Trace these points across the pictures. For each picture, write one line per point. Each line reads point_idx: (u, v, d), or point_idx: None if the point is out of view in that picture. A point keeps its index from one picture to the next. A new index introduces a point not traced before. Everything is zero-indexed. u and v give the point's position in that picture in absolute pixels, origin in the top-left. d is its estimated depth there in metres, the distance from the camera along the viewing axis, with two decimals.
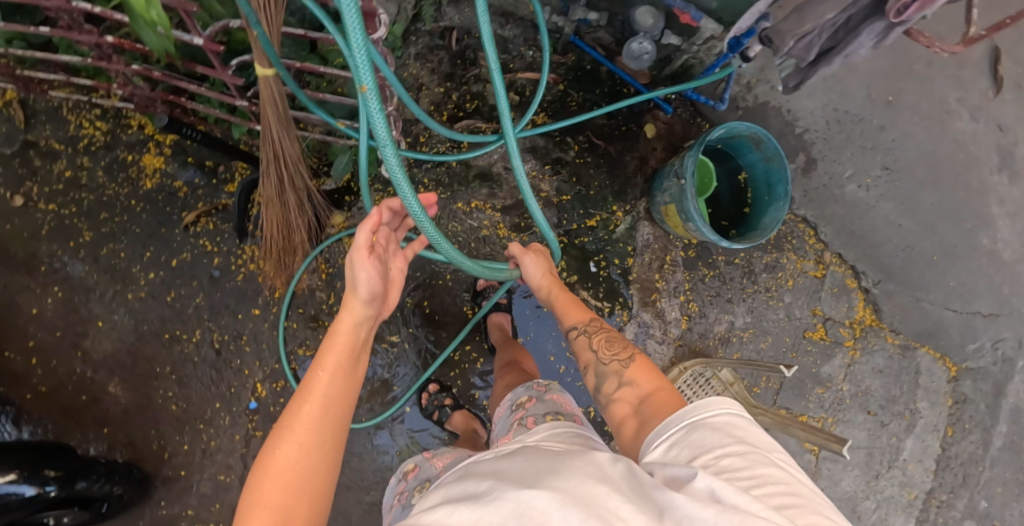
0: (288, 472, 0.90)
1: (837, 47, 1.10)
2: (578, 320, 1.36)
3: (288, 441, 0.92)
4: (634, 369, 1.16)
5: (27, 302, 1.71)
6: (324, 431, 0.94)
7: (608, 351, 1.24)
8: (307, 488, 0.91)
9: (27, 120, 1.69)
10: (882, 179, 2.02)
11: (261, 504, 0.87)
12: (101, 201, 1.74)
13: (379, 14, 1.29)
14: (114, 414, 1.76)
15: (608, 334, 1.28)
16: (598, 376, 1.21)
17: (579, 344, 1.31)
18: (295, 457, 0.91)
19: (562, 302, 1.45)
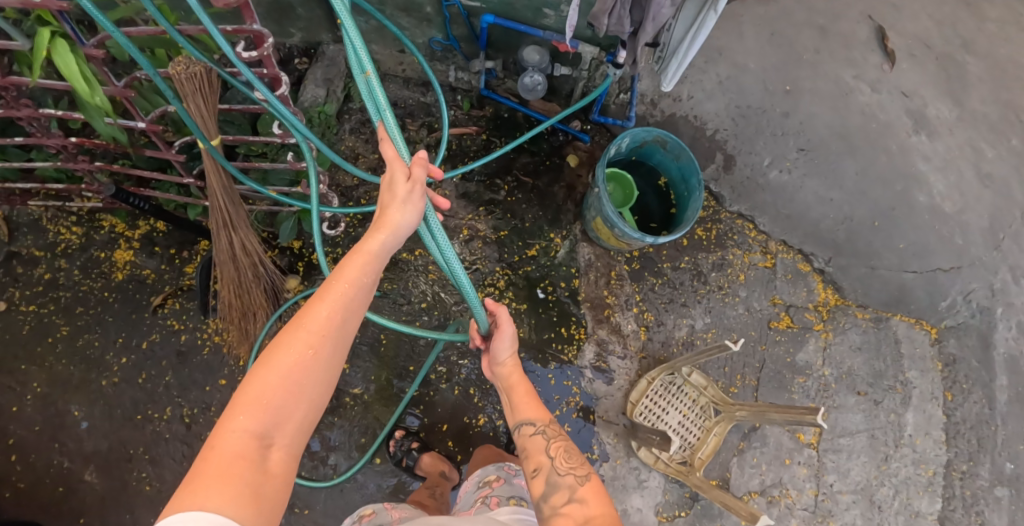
0: (291, 376, 0.87)
1: (644, 15, 1.12)
2: (534, 417, 1.22)
3: (300, 345, 0.88)
4: (587, 487, 1.06)
5: (8, 401, 1.83)
6: (336, 338, 0.91)
7: (565, 460, 1.12)
8: (306, 395, 0.89)
9: (11, 232, 1.92)
10: (801, 160, 1.98)
11: (256, 403, 0.85)
12: (77, 296, 1.91)
13: (282, 79, 1.40)
14: (91, 502, 1.77)
15: (559, 445, 1.16)
16: (547, 484, 1.10)
17: (532, 445, 1.18)
18: (306, 362, 0.88)
19: (518, 396, 1.26)
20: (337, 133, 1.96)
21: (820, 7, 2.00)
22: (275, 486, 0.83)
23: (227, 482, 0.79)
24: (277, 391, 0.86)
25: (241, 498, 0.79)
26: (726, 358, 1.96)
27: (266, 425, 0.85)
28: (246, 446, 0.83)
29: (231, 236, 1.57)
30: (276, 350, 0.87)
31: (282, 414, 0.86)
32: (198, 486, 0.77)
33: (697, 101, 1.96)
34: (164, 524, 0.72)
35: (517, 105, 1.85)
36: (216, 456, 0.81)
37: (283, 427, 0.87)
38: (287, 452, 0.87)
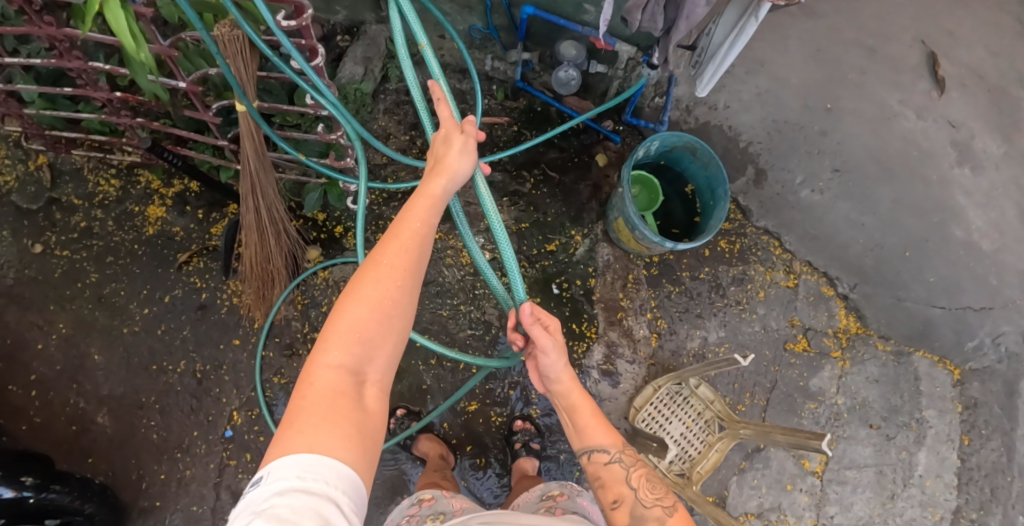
0: (376, 311, 0.90)
1: (678, 13, 1.09)
2: (607, 443, 1.12)
3: (384, 279, 0.91)
4: (676, 519, 1.04)
5: (34, 339, 1.90)
6: (415, 274, 0.95)
7: (649, 492, 1.08)
8: (392, 329, 0.91)
9: (53, 180, 2.01)
10: (834, 182, 1.94)
11: (347, 339, 0.88)
12: (108, 246, 1.98)
13: (318, 52, 1.41)
14: (101, 443, 1.83)
15: (641, 475, 1.11)
16: (635, 519, 1.06)
17: (610, 474, 1.09)
18: (391, 297, 0.91)
19: (584, 418, 1.14)
20: (370, 112, 1.96)
21: (873, 27, 1.92)
22: (373, 420, 0.86)
23: (329, 418, 0.81)
24: (364, 327, 0.89)
25: (346, 430, 0.81)
26: (737, 375, 1.92)
27: (356, 360, 0.88)
28: (341, 381, 0.86)
29: (258, 200, 1.58)
30: (357, 287, 0.90)
31: (369, 349, 0.89)
32: (305, 422, 0.80)
33: (733, 111, 1.93)
34: (287, 459, 0.75)
35: (550, 99, 1.83)
36: (315, 394, 0.84)
37: (372, 362, 0.89)
38: (379, 387, 0.89)
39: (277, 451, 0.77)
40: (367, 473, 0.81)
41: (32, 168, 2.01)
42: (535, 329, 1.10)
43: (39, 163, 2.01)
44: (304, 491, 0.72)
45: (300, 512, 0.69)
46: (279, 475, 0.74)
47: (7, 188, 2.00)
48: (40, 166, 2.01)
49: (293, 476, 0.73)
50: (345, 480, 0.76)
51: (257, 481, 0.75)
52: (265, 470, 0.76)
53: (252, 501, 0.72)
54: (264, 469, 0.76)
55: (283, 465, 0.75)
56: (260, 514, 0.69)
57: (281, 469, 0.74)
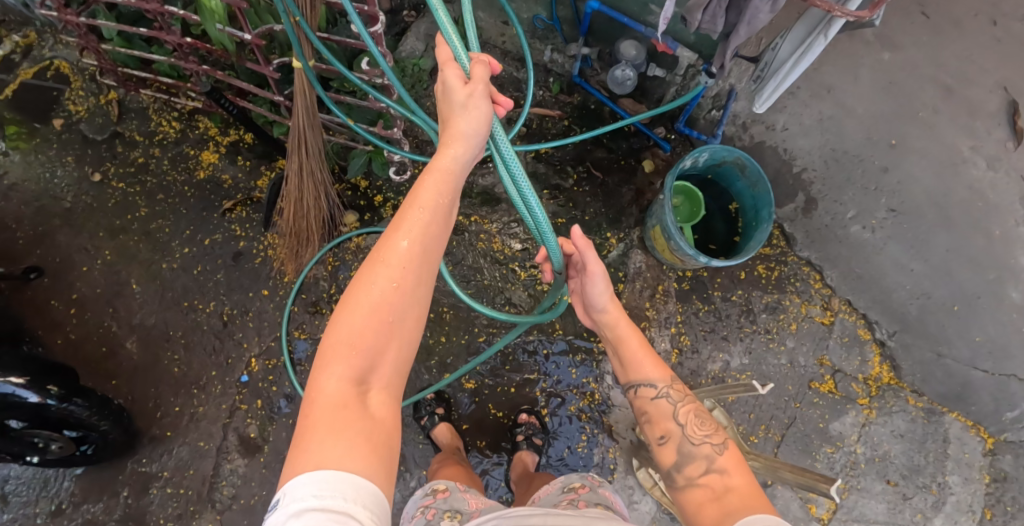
0: (378, 315, 0.91)
1: (740, 17, 1.04)
2: (656, 377, 1.20)
3: (386, 283, 0.92)
4: (726, 457, 1.07)
5: (81, 261, 2.01)
6: (419, 272, 0.95)
7: (697, 428, 1.14)
8: (397, 330, 0.93)
9: (119, 115, 2.13)
10: (889, 222, 1.84)
11: (350, 349, 0.89)
12: (160, 184, 2.06)
13: (380, 18, 1.40)
14: (125, 368, 1.91)
15: (689, 410, 1.17)
16: (681, 452, 1.11)
17: (656, 408, 1.18)
18: (393, 298, 0.92)
19: (632, 356, 1.23)
20: (426, 88, 1.94)
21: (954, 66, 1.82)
22: (386, 427, 0.88)
23: (337, 430, 0.84)
24: (365, 333, 0.90)
25: (354, 439, 0.83)
26: (754, 404, 1.86)
27: (361, 369, 0.90)
28: (348, 390, 0.88)
29: (303, 157, 1.60)
30: (356, 293, 0.92)
31: (374, 354, 0.91)
32: (314, 438, 0.83)
33: (791, 134, 1.86)
34: (299, 479, 0.78)
35: (604, 98, 1.79)
36: (321, 407, 0.87)
37: (378, 368, 0.91)
38: (387, 391, 0.92)
39: (292, 470, 0.81)
40: (382, 477, 0.83)
41: (104, 102, 2.15)
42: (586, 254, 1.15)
43: (110, 98, 2.15)
44: (322, 511, 0.75)
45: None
46: (295, 496, 0.77)
47: (78, 118, 2.15)
48: (110, 101, 2.14)
49: (310, 497, 0.76)
50: (362, 492, 0.79)
51: (276, 503, 0.78)
52: (282, 491, 0.79)
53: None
54: (281, 489, 0.79)
55: (299, 486, 0.78)
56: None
57: (296, 492, 0.77)
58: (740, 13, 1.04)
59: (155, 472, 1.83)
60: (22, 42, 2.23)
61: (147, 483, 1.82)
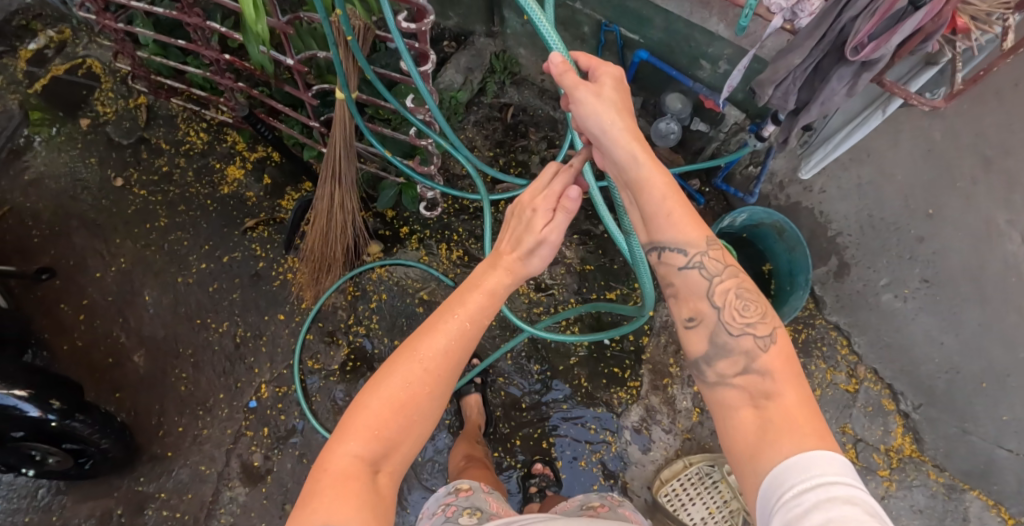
0: (403, 405, 0.86)
1: (812, 97, 1.06)
2: (684, 242, 0.90)
3: (417, 375, 0.87)
4: (773, 354, 0.83)
5: (95, 266, 1.98)
6: (451, 373, 0.90)
7: (739, 314, 0.87)
8: (417, 427, 0.88)
9: (147, 120, 2.12)
10: (921, 292, 1.77)
11: (370, 430, 0.84)
12: (183, 195, 2.03)
13: (430, 56, 1.36)
14: (130, 380, 1.86)
15: (729, 288, 0.89)
16: (711, 347, 0.87)
17: (686, 284, 0.91)
18: (420, 399, 0.87)
19: (654, 204, 0.90)
20: (461, 121, 1.89)
21: None
22: (387, 514, 0.83)
23: (343, 503, 0.79)
24: (388, 420, 0.85)
25: (357, 523, 0.78)
26: None
27: (375, 453, 0.84)
28: (357, 471, 0.82)
29: (335, 188, 1.58)
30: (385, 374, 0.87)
31: (392, 443, 0.86)
32: (321, 504, 0.78)
33: (828, 197, 1.86)
34: None
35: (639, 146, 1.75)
36: (327, 479, 0.81)
37: (392, 455, 0.86)
38: (394, 475, 0.86)
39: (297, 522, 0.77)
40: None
41: (133, 106, 2.14)
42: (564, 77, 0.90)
43: (139, 102, 2.14)
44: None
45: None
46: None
47: (105, 119, 2.15)
48: (139, 105, 2.13)
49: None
50: None
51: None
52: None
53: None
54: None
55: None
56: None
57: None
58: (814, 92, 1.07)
59: (152, 492, 1.76)
60: (56, 37, 2.31)
61: (141, 503, 1.75)
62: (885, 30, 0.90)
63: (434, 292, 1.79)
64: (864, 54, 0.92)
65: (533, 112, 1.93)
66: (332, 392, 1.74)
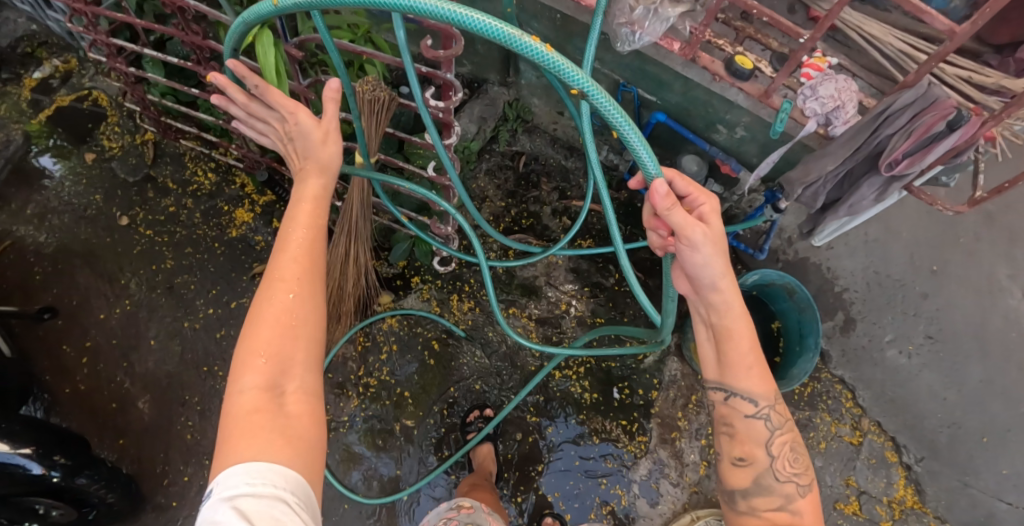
0: (281, 324, 0.89)
1: (843, 198, 1.32)
2: (756, 393, 1.05)
3: (280, 289, 0.91)
4: (808, 501, 1.02)
5: (99, 307, 1.95)
6: (311, 277, 0.94)
7: (789, 465, 1.05)
8: (306, 336, 0.90)
9: (154, 158, 2.11)
10: (925, 348, 1.83)
11: (255, 356, 0.87)
12: (190, 237, 2.01)
13: (454, 126, 1.31)
14: (134, 427, 1.83)
15: (784, 440, 1.06)
16: (756, 485, 1.04)
17: (747, 429, 1.07)
18: (293, 307, 0.90)
19: (737, 355, 1.04)
20: (472, 169, 1.89)
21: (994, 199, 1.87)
22: (302, 429, 0.85)
23: (253, 436, 0.81)
24: (273, 341, 0.88)
25: (269, 439, 0.81)
26: None
27: (274, 375, 0.86)
28: (261, 397, 0.84)
29: (350, 244, 1.55)
30: (258, 306, 0.90)
31: (286, 361, 0.88)
32: (234, 443, 0.81)
33: (835, 254, 1.89)
34: (219, 480, 0.77)
35: None
36: (234, 418, 0.83)
37: (291, 373, 0.87)
38: (304, 388, 0.88)
39: (219, 469, 0.79)
40: (306, 475, 0.82)
41: (140, 143, 2.12)
42: (672, 214, 0.94)
43: (146, 138, 2.13)
44: (252, 499, 0.74)
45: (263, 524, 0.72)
46: (227, 487, 0.76)
47: (111, 154, 2.13)
48: (146, 142, 2.12)
49: (239, 486, 0.75)
50: (288, 481, 0.78)
51: (208, 493, 0.77)
52: (214, 483, 0.77)
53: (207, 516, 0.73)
54: (213, 482, 0.78)
55: (229, 476, 0.77)
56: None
57: (228, 482, 0.76)
58: (845, 193, 1.32)
59: None
60: (62, 67, 2.28)
61: None
62: (918, 150, 1.16)
63: (445, 341, 1.82)
64: (898, 170, 1.18)
65: (545, 161, 1.95)
66: (341, 444, 1.73)
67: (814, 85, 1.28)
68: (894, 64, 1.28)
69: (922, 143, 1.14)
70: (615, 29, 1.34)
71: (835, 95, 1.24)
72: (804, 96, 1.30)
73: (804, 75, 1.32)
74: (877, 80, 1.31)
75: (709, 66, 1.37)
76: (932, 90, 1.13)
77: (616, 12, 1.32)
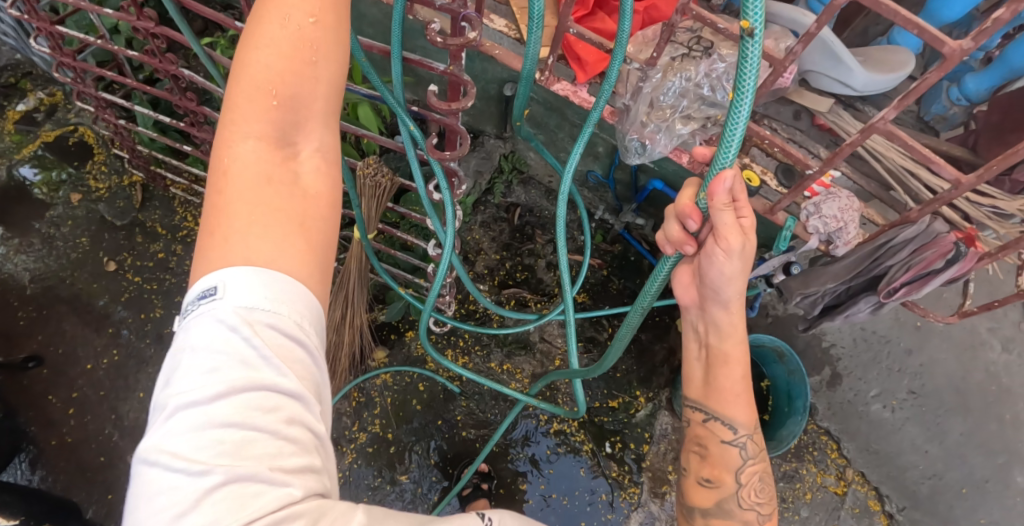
0: (294, 58, 0.66)
1: (840, 308, 1.42)
2: (738, 422, 1.01)
3: (292, 12, 0.66)
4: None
5: (86, 357, 1.92)
6: (335, 11, 0.69)
7: (754, 493, 1.01)
8: (322, 84, 0.69)
9: (142, 201, 2.08)
10: (908, 403, 1.88)
11: (264, 98, 0.66)
12: (180, 285, 2.00)
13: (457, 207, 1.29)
14: (122, 482, 1.80)
15: (755, 471, 1.02)
16: (719, 509, 1.01)
17: (721, 454, 1.03)
18: (311, 43, 0.67)
19: (727, 381, 1.00)
20: (468, 222, 1.89)
21: None
22: (321, 203, 0.69)
23: (261, 213, 0.64)
24: (286, 79, 0.67)
25: (281, 219, 0.64)
26: None
27: (281, 129, 0.67)
28: (270, 158, 0.67)
29: (345, 308, 1.53)
30: (264, 25, 0.67)
31: (299, 113, 0.68)
32: (235, 214, 0.63)
33: None
34: (225, 261, 0.62)
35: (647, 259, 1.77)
36: (234, 178, 0.65)
37: (304, 130, 0.69)
38: (323, 153, 0.71)
39: (219, 247, 0.63)
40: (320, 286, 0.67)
41: (127, 185, 2.09)
42: (726, 218, 0.78)
43: (134, 180, 2.10)
44: (274, 328, 0.61)
45: (288, 364, 0.61)
46: (237, 296, 0.60)
47: (98, 196, 2.09)
48: (134, 184, 2.09)
49: (259, 301, 0.60)
50: (304, 301, 0.64)
51: (209, 294, 0.61)
52: (220, 280, 0.61)
53: (217, 332, 0.60)
54: (215, 280, 0.62)
55: (241, 285, 0.61)
56: (230, 350, 0.59)
57: (240, 291, 0.60)
58: (841, 303, 1.41)
59: None
60: (48, 100, 2.22)
61: None
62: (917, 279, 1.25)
63: (439, 394, 1.84)
64: (896, 298, 1.28)
65: (539, 213, 1.95)
66: None
67: (817, 202, 1.27)
68: (892, 175, 1.33)
69: (921, 275, 1.22)
70: (628, 142, 1.38)
71: (838, 217, 1.25)
72: (807, 211, 1.30)
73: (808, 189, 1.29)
74: (877, 188, 1.36)
75: None
76: (934, 225, 1.21)
77: (628, 126, 1.36)
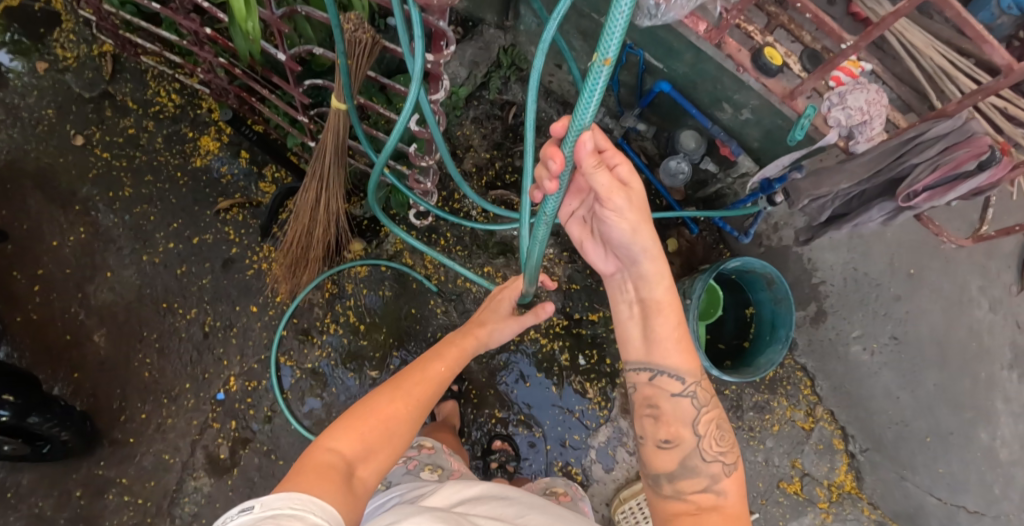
0: (385, 426, 0.95)
1: (851, 215, 1.34)
2: (684, 371, 0.97)
3: (395, 397, 0.99)
4: (732, 480, 0.96)
5: (51, 233, 1.83)
6: (420, 410, 1.01)
7: (715, 443, 0.97)
8: (394, 442, 0.95)
9: (113, 72, 1.94)
10: (888, 348, 1.87)
11: (352, 430, 0.91)
12: (150, 163, 1.89)
13: (442, 79, 1.18)
14: (89, 361, 1.76)
15: (710, 419, 0.98)
16: (682, 467, 0.96)
17: (674, 409, 0.98)
18: (399, 415, 0.97)
19: (665, 329, 0.94)
20: (459, 116, 1.78)
21: None
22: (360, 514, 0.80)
23: (320, 483, 0.77)
24: (370, 430, 0.92)
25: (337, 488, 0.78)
26: None
27: (356, 451, 0.89)
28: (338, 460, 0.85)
29: (321, 190, 1.43)
30: (374, 402, 0.98)
31: (370, 449, 0.91)
32: (299, 477, 0.78)
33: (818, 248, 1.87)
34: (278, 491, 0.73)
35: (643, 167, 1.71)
36: (308, 463, 0.83)
37: (366, 461, 0.89)
38: (368, 479, 0.87)
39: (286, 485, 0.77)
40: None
41: (96, 53, 1.94)
42: (602, 178, 0.77)
43: (104, 50, 1.94)
44: (298, 518, 0.68)
45: None
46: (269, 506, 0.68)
47: (65, 65, 1.93)
48: (104, 53, 1.94)
49: (284, 507, 0.68)
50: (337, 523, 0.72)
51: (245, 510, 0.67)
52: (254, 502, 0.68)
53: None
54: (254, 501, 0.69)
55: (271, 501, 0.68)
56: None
57: (272, 504, 0.68)
58: (850, 212, 1.35)
59: (111, 478, 1.69)
60: None
61: (100, 490, 1.68)
62: (942, 184, 1.16)
63: (416, 292, 1.79)
64: (916, 203, 1.19)
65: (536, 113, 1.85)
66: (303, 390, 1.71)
67: (843, 93, 1.27)
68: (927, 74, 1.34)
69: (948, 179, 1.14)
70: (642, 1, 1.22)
71: (864, 109, 1.24)
72: (830, 102, 1.30)
73: (837, 79, 1.34)
74: (910, 93, 1.39)
75: (734, 55, 1.31)
76: (971, 124, 1.14)
77: None
